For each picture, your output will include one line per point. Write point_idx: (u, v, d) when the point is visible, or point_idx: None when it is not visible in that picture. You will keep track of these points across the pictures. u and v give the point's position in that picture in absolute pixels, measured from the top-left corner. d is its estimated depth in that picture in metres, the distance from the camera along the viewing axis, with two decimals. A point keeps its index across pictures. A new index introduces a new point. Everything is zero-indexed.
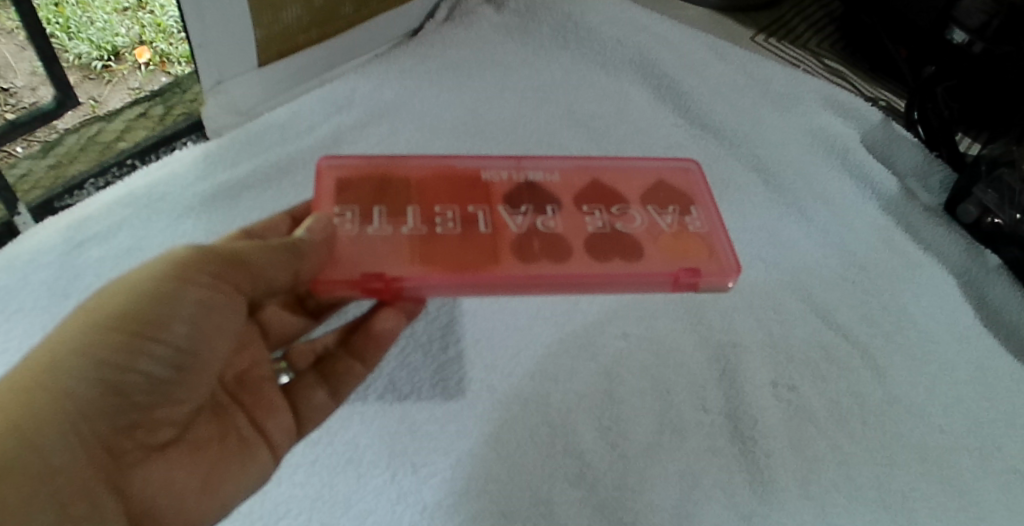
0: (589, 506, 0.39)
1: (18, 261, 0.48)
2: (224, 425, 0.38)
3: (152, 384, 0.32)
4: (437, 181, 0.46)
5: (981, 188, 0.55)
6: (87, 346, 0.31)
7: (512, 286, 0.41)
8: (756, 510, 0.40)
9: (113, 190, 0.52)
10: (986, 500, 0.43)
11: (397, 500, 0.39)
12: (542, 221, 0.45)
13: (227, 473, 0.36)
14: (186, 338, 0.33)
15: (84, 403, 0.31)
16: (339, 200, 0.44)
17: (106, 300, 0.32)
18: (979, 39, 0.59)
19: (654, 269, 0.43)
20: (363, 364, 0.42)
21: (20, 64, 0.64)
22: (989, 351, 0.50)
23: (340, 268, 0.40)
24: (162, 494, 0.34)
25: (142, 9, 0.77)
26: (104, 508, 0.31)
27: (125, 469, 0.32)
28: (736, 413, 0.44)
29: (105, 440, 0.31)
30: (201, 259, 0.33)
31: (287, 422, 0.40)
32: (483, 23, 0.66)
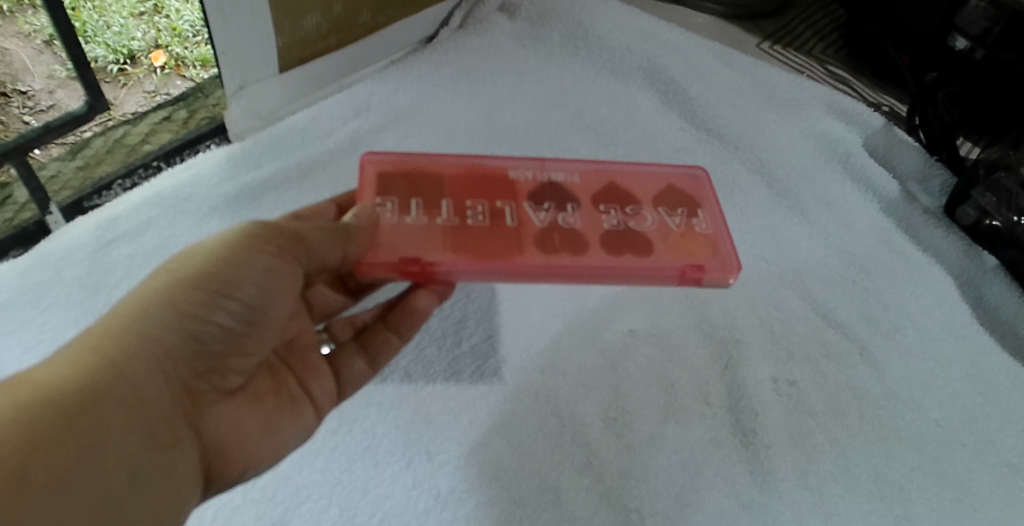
0: (596, 494, 0.41)
1: (52, 257, 0.50)
2: (279, 384, 0.40)
3: (226, 334, 0.35)
4: (467, 178, 0.46)
5: (979, 192, 0.57)
6: (170, 299, 0.33)
7: (533, 276, 0.41)
8: (757, 499, 0.42)
9: (141, 190, 0.54)
10: (980, 492, 0.45)
11: (413, 485, 0.41)
12: (563, 218, 0.44)
13: (283, 423, 0.39)
14: (257, 298, 0.35)
15: (169, 350, 0.33)
16: (380, 191, 0.44)
17: (186, 261, 0.34)
18: (980, 46, 0.59)
19: (663, 264, 0.43)
20: (399, 337, 0.44)
21: (37, 68, 0.66)
22: (985, 350, 0.51)
23: (380, 252, 0.41)
24: (230, 437, 0.36)
25: (159, 13, 0.77)
26: (185, 442, 0.33)
27: (201, 409, 0.35)
28: (738, 406, 0.46)
29: (183, 381, 0.34)
30: (267, 230, 0.36)
31: (329, 386, 0.42)
32: (496, 30, 0.68)
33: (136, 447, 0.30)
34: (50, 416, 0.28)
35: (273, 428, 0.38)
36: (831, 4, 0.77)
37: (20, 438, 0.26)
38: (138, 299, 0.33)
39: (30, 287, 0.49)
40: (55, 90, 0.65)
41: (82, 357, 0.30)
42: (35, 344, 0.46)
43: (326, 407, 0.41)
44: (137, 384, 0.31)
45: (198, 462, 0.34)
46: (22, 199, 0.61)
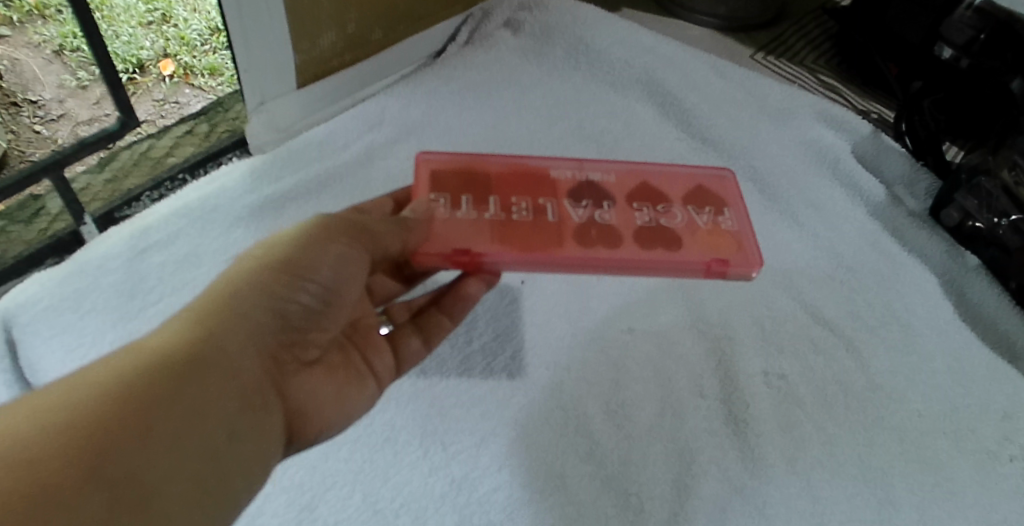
0: (599, 479, 0.45)
1: (89, 266, 0.53)
2: (348, 358, 0.43)
3: (307, 312, 0.38)
4: (512, 176, 0.50)
5: (961, 195, 0.60)
6: (258, 280, 0.37)
7: (572, 268, 0.45)
8: (748, 483, 0.46)
9: (169, 202, 0.58)
10: (958, 477, 0.48)
11: (429, 472, 0.45)
12: (600, 214, 0.48)
13: (350, 395, 0.42)
14: (332, 280, 0.39)
15: (258, 324, 0.36)
16: (433, 188, 0.48)
17: (269, 246, 0.38)
18: (965, 55, 0.63)
19: (689, 258, 0.46)
20: (451, 319, 0.48)
21: (48, 78, 0.71)
22: (965, 344, 0.54)
23: (434, 244, 0.45)
24: (309, 403, 0.40)
25: (166, 23, 0.83)
26: (273, 407, 0.37)
27: (286, 377, 0.38)
28: (731, 398, 0.49)
29: (271, 352, 0.37)
30: (337, 223, 0.39)
31: (388, 363, 0.45)
32: (501, 46, 0.71)
33: (234, 407, 0.33)
34: (162, 377, 0.31)
35: (344, 397, 0.42)
36: (822, 16, 0.80)
37: (139, 396, 0.30)
38: (230, 280, 0.37)
39: (68, 294, 0.52)
40: (65, 99, 0.70)
41: (187, 327, 0.34)
42: (77, 347, 0.50)
43: (386, 381, 0.45)
44: (233, 353, 0.35)
45: (282, 424, 0.38)
46: (54, 209, 0.64)
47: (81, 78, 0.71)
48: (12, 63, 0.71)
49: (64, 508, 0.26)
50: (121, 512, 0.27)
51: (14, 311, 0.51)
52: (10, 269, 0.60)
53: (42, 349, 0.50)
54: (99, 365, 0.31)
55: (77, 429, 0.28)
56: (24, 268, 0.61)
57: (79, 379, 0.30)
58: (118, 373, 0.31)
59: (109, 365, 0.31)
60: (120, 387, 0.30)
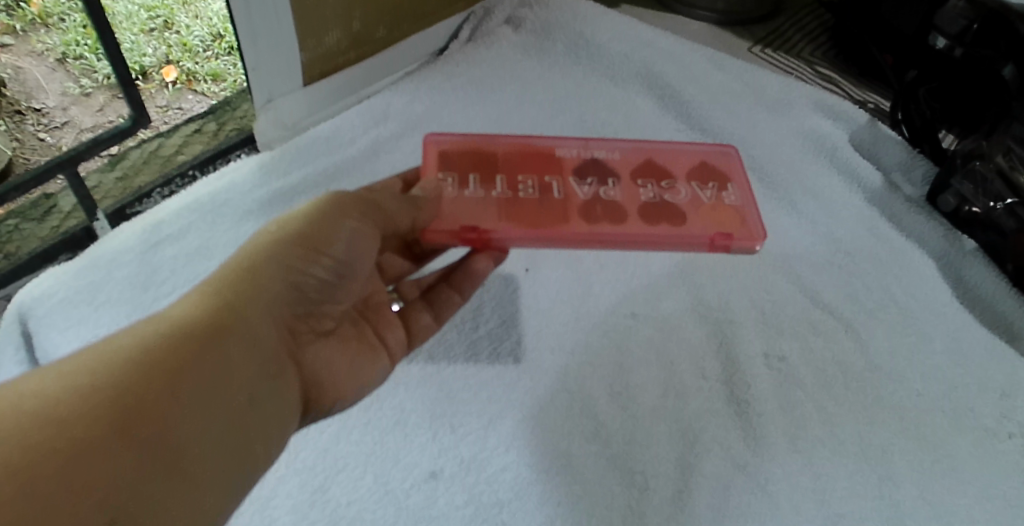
0: (604, 458, 0.46)
1: (102, 259, 0.55)
2: (361, 330, 0.45)
3: (323, 286, 0.40)
4: (519, 155, 0.52)
5: (958, 180, 0.61)
6: (277, 254, 0.38)
7: (578, 243, 0.47)
8: (750, 461, 0.47)
9: (180, 197, 0.59)
10: (957, 453, 0.49)
11: (439, 453, 0.46)
12: (605, 191, 0.50)
13: (363, 367, 0.44)
14: (347, 256, 0.40)
15: (277, 296, 0.37)
16: (442, 167, 0.50)
17: (286, 222, 0.39)
18: (959, 45, 0.63)
19: (694, 233, 0.48)
20: (460, 294, 0.49)
21: (51, 86, 0.74)
22: (963, 325, 0.56)
23: (444, 222, 0.47)
24: (325, 373, 0.41)
25: (168, 30, 0.85)
26: (289, 376, 0.38)
27: (302, 346, 0.40)
28: (732, 379, 0.50)
29: (287, 323, 0.38)
30: (352, 200, 0.41)
31: (400, 337, 0.47)
32: (503, 42, 0.72)
33: (255, 375, 0.35)
34: (186, 345, 0.33)
35: (359, 367, 0.43)
36: (819, 10, 0.81)
37: (165, 362, 0.31)
38: (249, 253, 0.38)
39: (84, 286, 0.53)
40: (70, 106, 0.73)
41: (208, 298, 0.35)
42: (93, 337, 0.51)
43: (398, 355, 0.46)
44: (253, 323, 0.36)
45: (300, 392, 0.39)
46: (67, 207, 0.66)
47: (84, 86, 0.74)
48: (15, 72, 0.73)
49: (101, 466, 0.27)
50: (154, 470, 0.29)
51: (31, 303, 0.53)
52: (25, 266, 0.62)
53: (59, 339, 0.51)
54: (125, 333, 0.33)
55: (109, 393, 0.29)
56: (39, 264, 0.63)
57: (107, 346, 0.32)
58: (145, 341, 0.32)
59: (135, 333, 0.32)
60: (148, 354, 0.31)
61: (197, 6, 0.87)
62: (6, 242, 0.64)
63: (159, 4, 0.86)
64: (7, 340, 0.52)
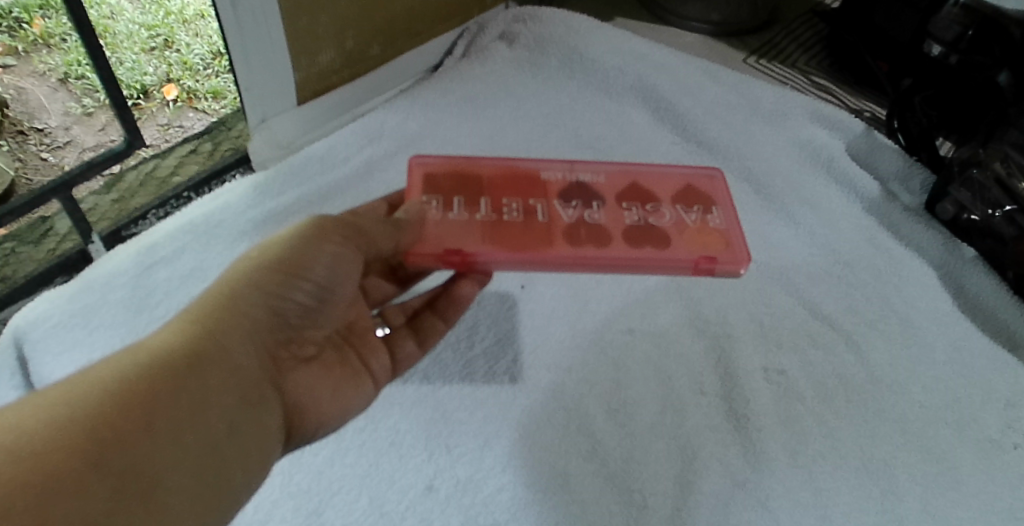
0: (602, 477, 0.45)
1: (97, 282, 0.55)
2: (344, 355, 0.44)
3: (302, 310, 0.40)
4: (503, 178, 0.50)
5: (955, 188, 0.60)
6: (255, 280, 0.37)
7: (562, 267, 0.45)
8: (750, 477, 0.46)
9: (175, 219, 0.59)
10: (961, 466, 0.48)
11: (435, 474, 0.45)
12: (590, 214, 0.48)
13: (346, 390, 0.44)
14: (326, 279, 0.39)
15: (255, 322, 0.37)
16: (426, 190, 0.49)
17: (265, 247, 0.39)
18: (953, 52, 0.63)
19: (678, 255, 0.46)
20: (444, 322, 0.49)
21: (54, 105, 0.75)
22: (964, 334, 0.55)
23: (427, 245, 0.45)
24: (307, 398, 0.41)
25: (169, 48, 0.86)
26: (270, 402, 0.38)
27: (283, 373, 0.40)
28: (731, 394, 0.50)
29: (268, 349, 0.38)
30: (332, 223, 0.40)
31: (385, 362, 0.47)
32: (497, 58, 0.72)
33: (234, 402, 0.35)
34: (163, 374, 0.32)
35: (342, 392, 0.43)
36: (814, 19, 0.81)
37: (141, 392, 0.31)
38: (228, 280, 0.38)
39: (77, 309, 0.53)
40: (71, 126, 0.73)
41: (186, 327, 0.35)
42: (87, 362, 0.51)
43: (383, 381, 0.46)
44: (231, 350, 0.36)
45: (282, 418, 0.39)
46: (62, 229, 0.66)
47: (86, 105, 0.75)
48: (18, 93, 0.75)
49: (73, 500, 0.27)
50: (126, 501, 0.28)
51: (25, 328, 0.52)
52: (19, 289, 0.61)
53: (53, 364, 0.51)
54: (101, 364, 0.32)
55: (82, 424, 0.29)
56: (33, 288, 0.62)
57: (81, 378, 0.31)
58: (121, 371, 0.32)
59: (111, 364, 0.32)
60: (123, 385, 0.31)
61: (197, 25, 0.88)
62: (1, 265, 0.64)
63: (159, 22, 0.87)
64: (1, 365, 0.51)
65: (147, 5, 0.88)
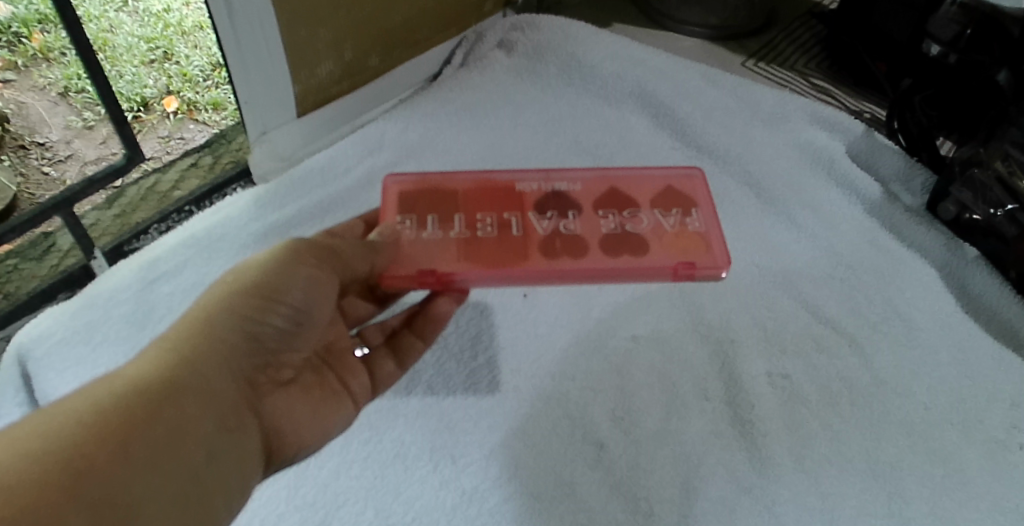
0: (608, 486, 0.45)
1: (100, 297, 0.55)
2: (322, 378, 0.45)
3: (280, 334, 0.40)
4: (479, 192, 0.52)
5: (957, 188, 0.60)
6: (231, 305, 0.38)
7: (539, 280, 0.47)
8: (756, 483, 0.46)
9: (176, 233, 0.59)
10: (968, 467, 0.48)
11: (440, 485, 0.45)
12: (565, 225, 0.50)
13: (326, 411, 0.44)
14: (303, 303, 0.40)
15: (232, 347, 0.37)
16: (401, 210, 0.50)
17: (242, 272, 0.39)
18: (953, 51, 0.63)
19: (656, 262, 0.48)
20: (423, 340, 0.49)
21: (54, 119, 0.76)
22: (968, 334, 0.55)
23: (402, 266, 0.47)
24: (285, 423, 0.41)
25: (168, 60, 0.86)
26: (248, 427, 0.38)
27: (260, 398, 0.39)
28: (736, 400, 0.50)
29: (245, 375, 0.38)
30: (307, 246, 0.41)
31: (365, 383, 0.47)
32: (495, 66, 0.73)
33: (211, 428, 0.35)
34: (140, 403, 0.33)
35: (321, 415, 0.43)
36: (811, 20, 0.81)
37: (116, 422, 0.31)
38: (204, 306, 0.38)
39: (81, 325, 0.53)
40: (72, 140, 0.74)
41: (162, 354, 0.35)
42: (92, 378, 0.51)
43: (364, 400, 0.46)
44: (208, 376, 0.36)
45: (260, 444, 0.39)
46: (65, 246, 0.66)
47: (86, 118, 0.75)
48: (18, 108, 0.76)
49: None
50: None
51: (28, 345, 0.52)
52: (22, 306, 0.61)
53: (58, 381, 0.51)
54: (75, 394, 0.32)
55: (56, 456, 0.29)
56: (36, 303, 0.62)
57: (56, 409, 0.31)
58: (95, 401, 0.32)
59: (85, 394, 0.32)
60: (97, 415, 0.31)
61: (196, 37, 0.88)
62: (6, 282, 0.64)
63: (158, 35, 0.87)
64: (7, 382, 0.52)
65: (146, 17, 0.88)
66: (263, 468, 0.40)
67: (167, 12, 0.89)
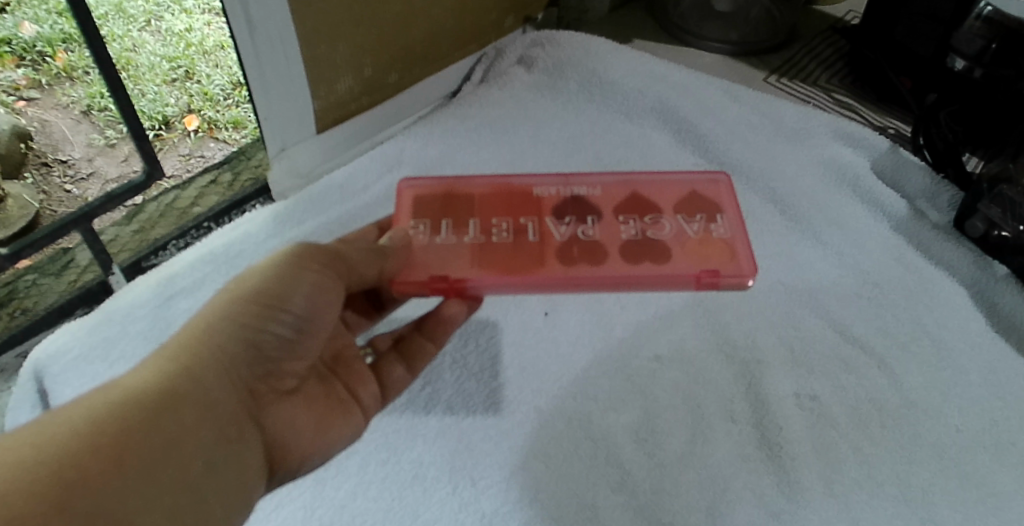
0: (631, 509, 0.44)
1: (117, 314, 0.54)
2: (328, 388, 0.44)
3: (284, 342, 0.39)
4: (496, 196, 0.52)
5: (985, 204, 0.58)
6: (234, 314, 0.37)
7: (555, 287, 0.46)
8: (785, 508, 0.45)
9: (195, 249, 0.58)
10: (1003, 491, 0.46)
11: (460, 508, 0.44)
12: (583, 230, 0.49)
13: (333, 421, 0.43)
14: (306, 310, 0.39)
15: (233, 357, 0.37)
16: (415, 215, 0.50)
17: (243, 280, 0.38)
18: (978, 65, 0.61)
19: (679, 270, 0.46)
20: (433, 342, 0.48)
21: (77, 138, 0.76)
22: (1000, 355, 0.53)
23: (414, 271, 0.46)
24: (288, 433, 0.40)
25: (190, 79, 0.87)
26: (250, 437, 0.37)
27: (263, 408, 0.39)
28: (763, 422, 0.49)
29: (246, 383, 0.37)
30: (311, 252, 0.40)
31: (374, 390, 0.46)
32: (515, 83, 0.72)
33: (209, 440, 0.34)
34: (135, 413, 0.32)
35: (327, 425, 0.42)
36: (833, 35, 0.80)
37: (111, 430, 0.31)
38: (206, 315, 0.37)
39: (98, 342, 0.53)
40: (94, 157, 0.74)
41: (161, 365, 0.35)
42: None
43: (373, 409, 0.46)
44: (207, 387, 0.35)
45: (262, 455, 0.38)
46: (83, 261, 0.67)
47: (108, 136, 0.76)
48: (42, 126, 0.78)
49: None
50: None
51: (45, 362, 0.52)
52: (41, 321, 0.62)
53: (72, 397, 0.50)
54: (71, 404, 0.32)
55: (48, 465, 0.28)
56: (55, 320, 0.62)
57: (49, 418, 0.31)
58: (91, 410, 0.31)
59: (81, 403, 0.32)
60: (92, 424, 0.31)
61: (217, 56, 0.89)
62: (24, 297, 0.65)
63: (180, 53, 0.88)
64: (25, 398, 0.52)
65: (169, 37, 0.89)
66: (266, 479, 0.39)
67: (190, 31, 0.90)
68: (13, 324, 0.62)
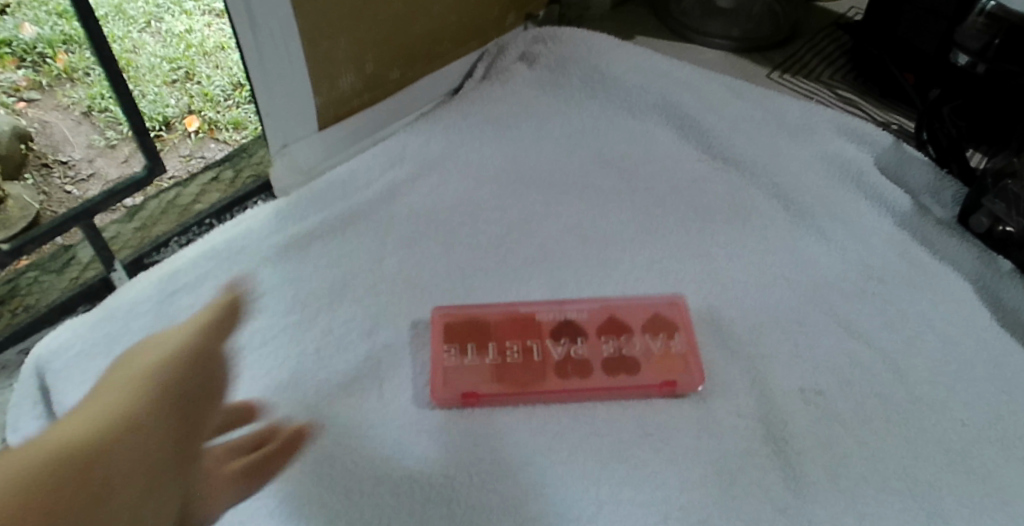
0: (636, 505, 0.44)
1: (119, 311, 0.54)
2: (222, 459, 0.43)
3: (201, 395, 0.40)
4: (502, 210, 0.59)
5: (989, 200, 0.58)
6: (171, 366, 0.39)
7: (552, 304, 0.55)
8: (791, 503, 0.44)
9: (197, 245, 0.58)
10: (1011, 486, 0.46)
11: (464, 503, 0.44)
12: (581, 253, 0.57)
13: (229, 494, 0.41)
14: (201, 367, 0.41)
15: (174, 405, 0.37)
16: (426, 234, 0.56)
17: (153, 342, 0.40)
18: (982, 60, 0.60)
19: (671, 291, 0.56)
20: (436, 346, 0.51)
21: (77, 139, 0.77)
22: (1006, 349, 0.53)
23: None
24: (200, 501, 0.39)
25: (191, 80, 0.87)
26: (177, 489, 0.36)
27: (189, 464, 0.38)
28: (768, 417, 0.48)
29: (180, 432, 0.37)
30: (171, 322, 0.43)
31: (279, 471, 0.45)
32: (517, 79, 0.72)
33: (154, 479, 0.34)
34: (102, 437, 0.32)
35: (225, 499, 0.41)
36: (836, 32, 0.80)
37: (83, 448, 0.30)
38: (146, 366, 0.38)
39: (100, 339, 0.52)
40: (95, 158, 0.74)
41: (111, 402, 0.35)
42: None
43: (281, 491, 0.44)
44: (157, 426, 0.35)
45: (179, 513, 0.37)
46: (85, 258, 0.67)
47: (109, 137, 0.74)
48: (42, 127, 0.78)
49: None
50: None
51: (47, 358, 0.52)
52: (43, 317, 0.62)
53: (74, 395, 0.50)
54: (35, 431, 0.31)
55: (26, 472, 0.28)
56: (57, 316, 0.62)
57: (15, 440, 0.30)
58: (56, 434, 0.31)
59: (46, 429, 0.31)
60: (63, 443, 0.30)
61: (218, 57, 0.89)
62: (25, 294, 0.65)
63: (180, 55, 0.88)
64: (25, 395, 0.51)
65: (169, 38, 0.89)
66: None
67: (190, 32, 0.90)
68: (14, 321, 0.62)
